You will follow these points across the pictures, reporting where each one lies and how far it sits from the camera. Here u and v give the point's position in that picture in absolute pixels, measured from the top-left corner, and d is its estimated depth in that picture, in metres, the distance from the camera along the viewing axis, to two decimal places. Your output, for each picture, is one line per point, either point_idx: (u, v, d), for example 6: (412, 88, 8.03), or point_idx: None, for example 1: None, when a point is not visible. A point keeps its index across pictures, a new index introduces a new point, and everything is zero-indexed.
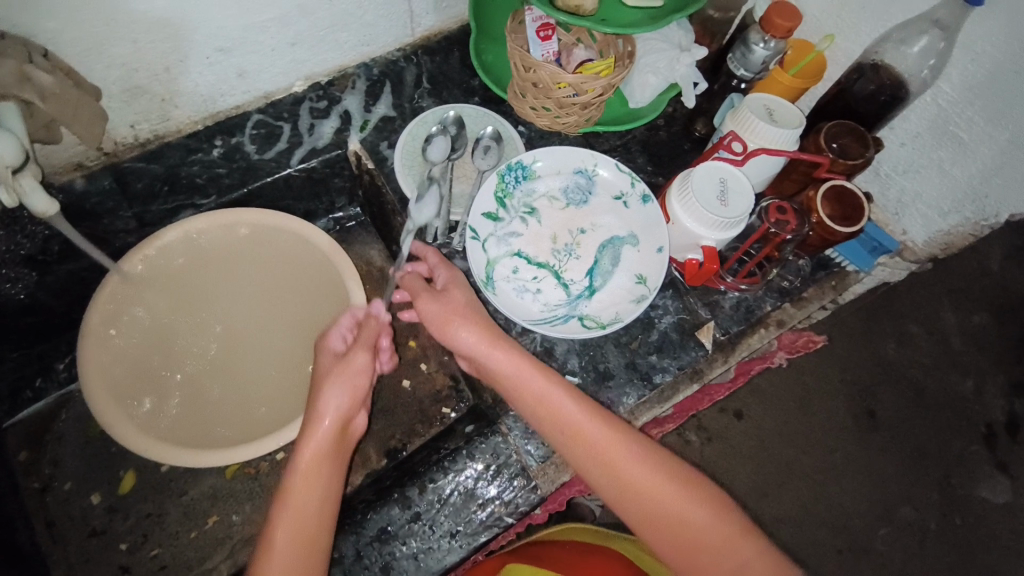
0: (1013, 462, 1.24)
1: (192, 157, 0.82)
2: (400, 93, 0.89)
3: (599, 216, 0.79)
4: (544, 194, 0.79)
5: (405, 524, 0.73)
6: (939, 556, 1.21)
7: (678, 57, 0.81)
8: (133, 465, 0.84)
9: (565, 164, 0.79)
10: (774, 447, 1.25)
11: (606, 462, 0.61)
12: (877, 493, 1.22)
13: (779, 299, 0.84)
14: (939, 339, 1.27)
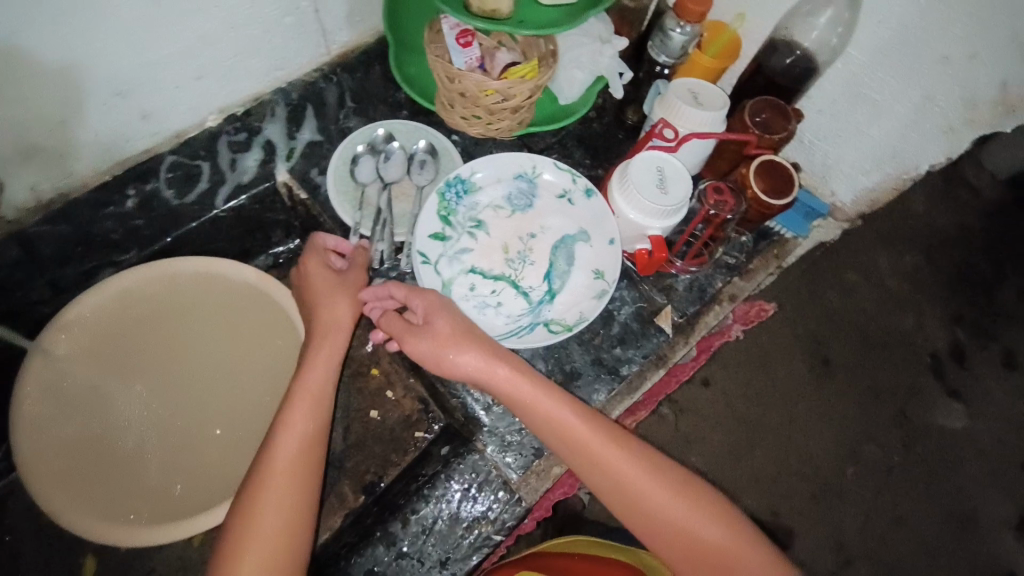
0: (961, 387, 1.33)
1: (104, 212, 0.76)
2: (324, 115, 0.86)
3: (548, 217, 0.78)
4: (489, 205, 0.78)
5: (392, 562, 0.71)
6: (909, 487, 1.26)
7: (601, 49, 0.82)
8: (93, 549, 0.78)
9: (504, 171, 0.78)
10: (743, 409, 1.27)
11: (618, 478, 0.61)
12: (843, 435, 1.27)
13: (729, 274, 0.86)
14: (879, 284, 1.37)
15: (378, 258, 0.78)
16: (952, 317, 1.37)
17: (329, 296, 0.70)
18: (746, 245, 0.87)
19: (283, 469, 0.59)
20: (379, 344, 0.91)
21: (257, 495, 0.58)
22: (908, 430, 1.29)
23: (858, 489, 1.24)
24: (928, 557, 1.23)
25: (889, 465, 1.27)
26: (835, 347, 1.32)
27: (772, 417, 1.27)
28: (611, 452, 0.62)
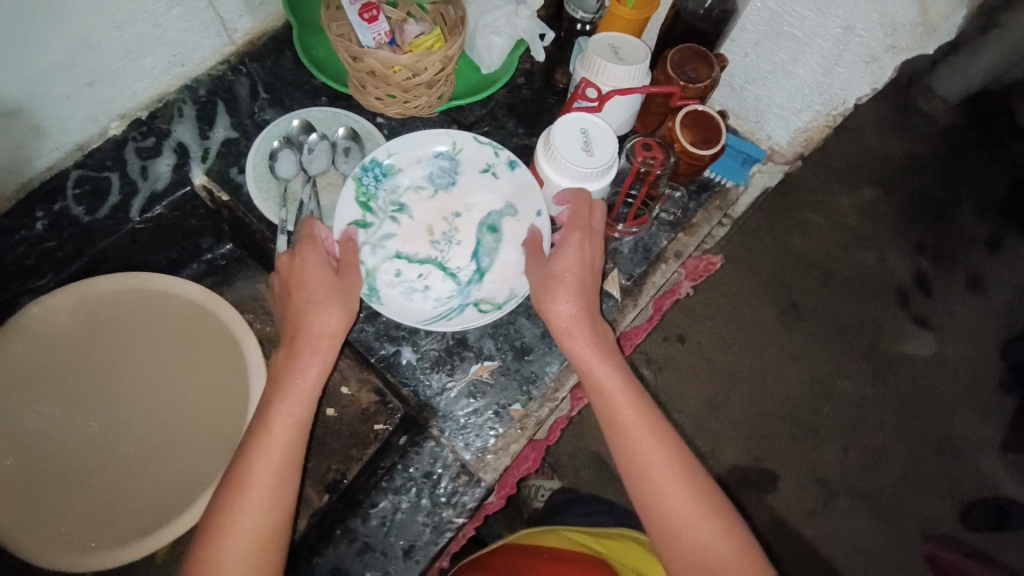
0: (928, 314, 1.36)
1: (14, 237, 0.72)
2: (237, 110, 0.82)
3: (471, 193, 0.76)
4: (410, 186, 0.75)
5: (355, 558, 0.71)
6: (886, 416, 1.28)
7: (516, 11, 0.78)
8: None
9: (423, 150, 0.75)
10: (718, 359, 1.26)
11: (629, 439, 0.60)
12: (817, 374, 1.29)
13: (672, 231, 0.85)
14: (838, 221, 1.38)
15: None
16: (912, 247, 1.39)
17: (321, 297, 0.64)
18: (686, 201, 0.87)
19: (251, 499, 0.56)
20: None
21: (225, 517, 0.55)
22: (879, 362, 1.31)
23: (835, 424, 1.26)
24: (912, 482, 1.25)
25: (863, 397, 1.29)
26: (802, 289, 1.32)
27: (748, 365, 1.27)
28: (634, 413, 0.61)
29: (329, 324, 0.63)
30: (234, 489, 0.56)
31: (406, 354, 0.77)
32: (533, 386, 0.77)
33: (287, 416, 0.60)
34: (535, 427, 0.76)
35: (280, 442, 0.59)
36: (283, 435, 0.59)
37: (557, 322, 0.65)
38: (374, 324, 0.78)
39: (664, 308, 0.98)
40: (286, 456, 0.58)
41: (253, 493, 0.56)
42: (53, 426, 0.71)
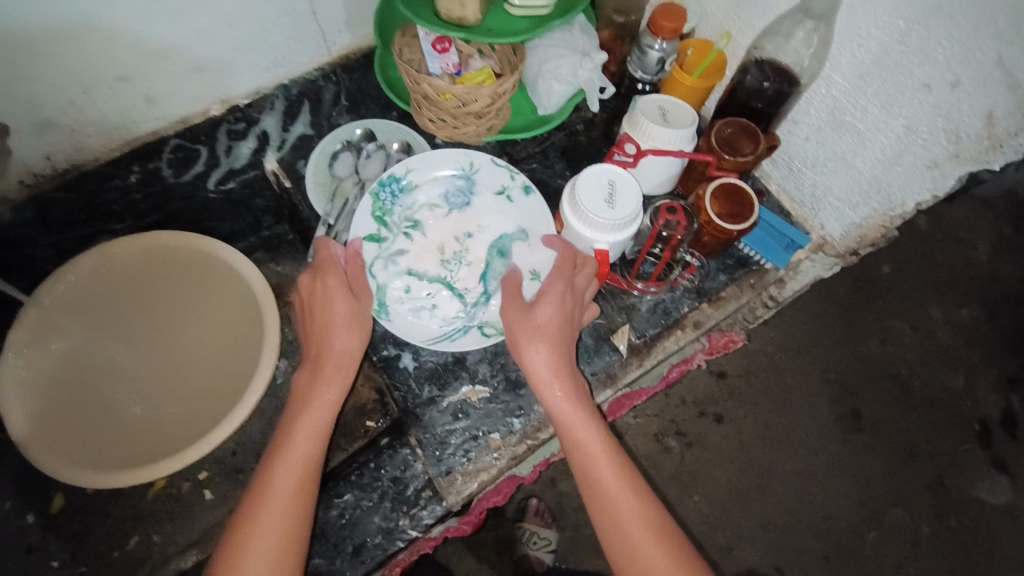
0: (1012, 460, 1.19)
1: (109, 184, 0.84)
2: (318, 112, 0.92)
3: (484, 214, 0.80)
4: (424, 205, 0.80)
5: (308, 541, 0.73)
6: (939, 564, 1.12)
7: (581, 61, 0.82)
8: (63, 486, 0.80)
9: (441, 170, 0.80)
10: (755, 450, 1.16)
11: (606, 499, 0.61)
12: (867, 496, 1.14)
13: (696, 299, 0.82)
14: (925, 333, 1.25)
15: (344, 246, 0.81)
16: (1008, 382, 1.23)
17: (343, 331, 0.69)
18: (717, 274, 0.84)
19: (266, 541, 0.58)
20: None
21: (250, 524, 0.59)
22: (942, 499, 1.15)
23: (877, 556, 1.11)
24: None
25: (917, 536, 1.13)
26: (867, 396, 1.20)
27: (789, 466, 1.15)
28: (610, 473, 0.62)
29: (348, 355, 0.69)
30: (247, 533, 0.59)
31: (405, 359, 0.80)
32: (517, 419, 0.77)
33: (296, 460, 0.62)
34: (510, 461, 0.76)
35: (291, 483, 0.61)
36: (295, 476, 0.62)
37: (533, 372, 0.66)
38: (383, 325, 0.81)
39: (674, 374, 0.98)
40: (297, 496, 0.61)
41: (264, 536, 0.58)
42: (96, 352, 0.81)
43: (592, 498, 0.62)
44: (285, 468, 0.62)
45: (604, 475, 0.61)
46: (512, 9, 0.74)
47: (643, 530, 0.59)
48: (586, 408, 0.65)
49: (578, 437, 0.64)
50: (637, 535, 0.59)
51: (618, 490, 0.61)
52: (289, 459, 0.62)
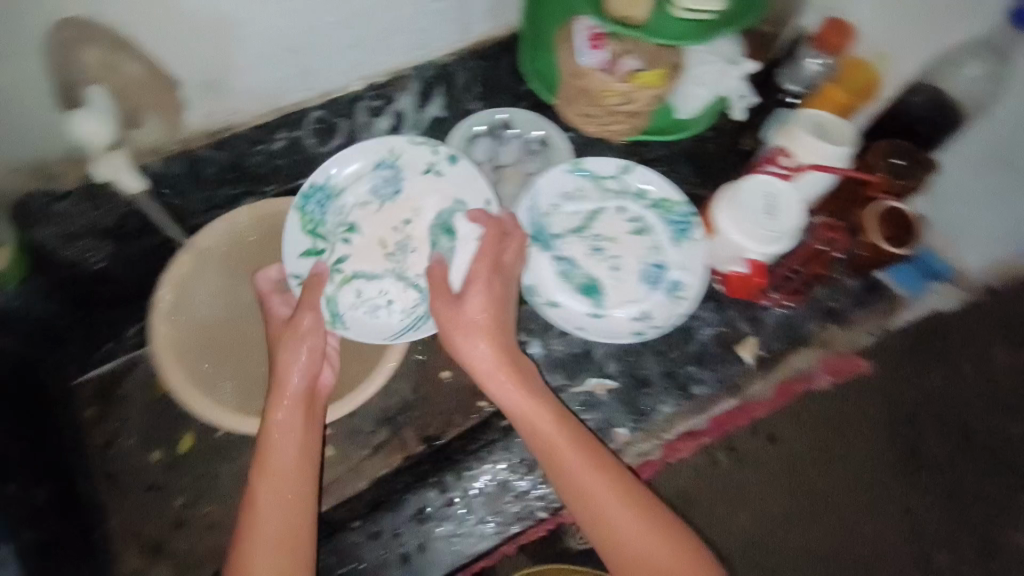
0: None
1: (256, 148, 0.86)
2: (452, 96, 0.93)
3: (413, 197, 0.80)
4: (352, 201, 0.79)
5: (440, 507, 0.77)
6: None
7: (727, 70, 0.79)
8: (191, 429, 0.86)
9: (367, 158, 0.80)
10: None
11: (591, 496, 0.62)
12: None
13: (824, 320, 0.83)
14: None
15: None
16: None
17: (300, 369, 0.68)
18: (848, 296, 0.84)
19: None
20: None
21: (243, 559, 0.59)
22: None
23: None
24: None
25: None
26: None
27: None
28: (584, 467, 0.63)
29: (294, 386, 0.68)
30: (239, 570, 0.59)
31: (535, 349, 0.83)
32: (641, 421, 0.81)
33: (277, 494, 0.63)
34: (630, 457, 0.81)
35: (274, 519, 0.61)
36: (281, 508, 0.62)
37: (502, 401, 0.67)
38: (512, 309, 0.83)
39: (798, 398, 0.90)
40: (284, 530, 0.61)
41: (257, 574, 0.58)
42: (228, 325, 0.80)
43: (572, 497, 0.63)
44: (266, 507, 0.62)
45: (585, 472, 0.63)
46: (676, 10, 0.70)
47: (630, 525, 0.60)
48: (575, 435, 0.65)
49: (553, 440, 0.65)
50: (630, 530, 0.60)
51: (602, 485, 0.62)
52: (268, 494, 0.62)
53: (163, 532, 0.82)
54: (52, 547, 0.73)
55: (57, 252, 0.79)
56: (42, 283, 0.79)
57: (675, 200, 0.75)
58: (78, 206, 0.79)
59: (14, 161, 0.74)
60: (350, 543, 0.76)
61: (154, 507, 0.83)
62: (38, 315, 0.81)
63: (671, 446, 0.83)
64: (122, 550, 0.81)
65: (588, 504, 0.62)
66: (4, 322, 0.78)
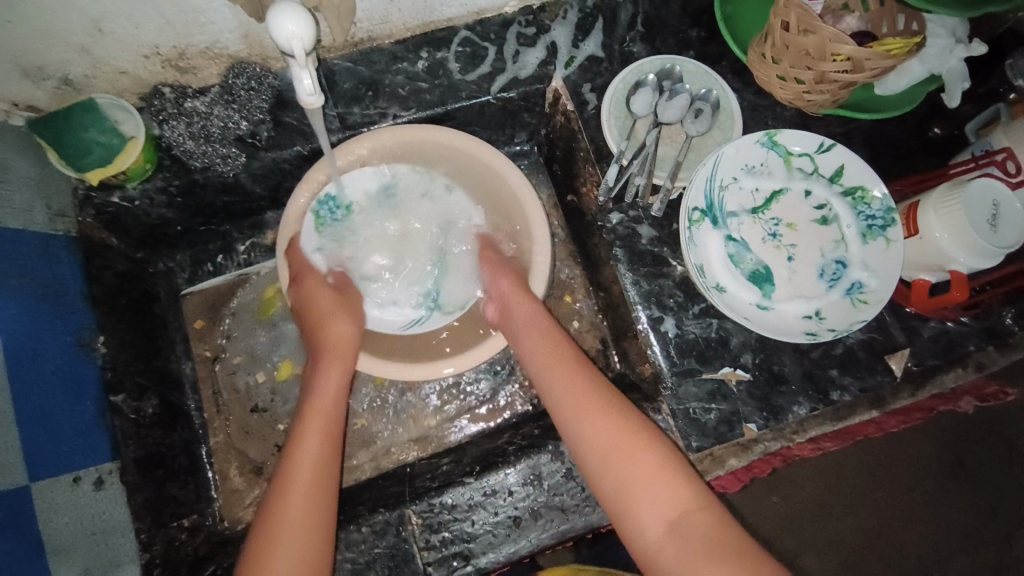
0: None
1: (397, 66, 0.78)
2: (612, 33, 0.81)
3: (410, 215, 0.84)
4: (361, 210, 0.82)
5: (555, 475, 0.71)
6: None
7: (952, 47, 0.68)
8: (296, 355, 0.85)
9: (370, 182, 0.81)
10: None
11: (623, 479, 0.60)
12: None
13: (985, 340, 0.76)
14: None
15: (632, 192, 0.77)
16: None
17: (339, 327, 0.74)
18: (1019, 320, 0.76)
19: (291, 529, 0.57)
20: (577, 273, 0.92)
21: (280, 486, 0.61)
22: None
23: None
24: None
25: None
26: None
27: None
28: (616, 449, 0.62)
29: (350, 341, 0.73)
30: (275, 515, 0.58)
31: (669, 325, 0.74)
32: (774, 419, 0.73)
33: (312, 459, 0.62)
34: (758, 455, 0.74)
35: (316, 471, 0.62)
36: (319, 453, 0.63)
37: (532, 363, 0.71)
38: (650, 283, 0.75)
39: (930, 411, 0.85)
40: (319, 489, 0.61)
41: (288, 526, 0.57)
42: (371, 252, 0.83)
43: (601, 482, 0.62)
44: (302, 458, 0.62)
45: (623, 457, 0.61)
46: None
47: (669, 503, 0.58)
48: (605, 400, 0.66)
49: (583, 427, 0.64)
50: (670, 508, 0.58)
51: (642, 466, 0.60)
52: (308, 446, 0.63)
53: (265, 455, 0.82)
54: (158, 461, 0.72)
55: (185, 153, 0.72)
56: (163, 184, 0.73)
57: (874, 192, 0.67)
58: (215, 105, 0.72)
59: (156, 40, 0.64)
60: (463, 499, 0.70)
61: (255, 429, 0.83)
62: (155, 219, 0.77)
63: (793, 446, 0.77)
64: (225, 466, 0.82)
65: (618, 486, 0.60)
66: (121, 222, 0.74)
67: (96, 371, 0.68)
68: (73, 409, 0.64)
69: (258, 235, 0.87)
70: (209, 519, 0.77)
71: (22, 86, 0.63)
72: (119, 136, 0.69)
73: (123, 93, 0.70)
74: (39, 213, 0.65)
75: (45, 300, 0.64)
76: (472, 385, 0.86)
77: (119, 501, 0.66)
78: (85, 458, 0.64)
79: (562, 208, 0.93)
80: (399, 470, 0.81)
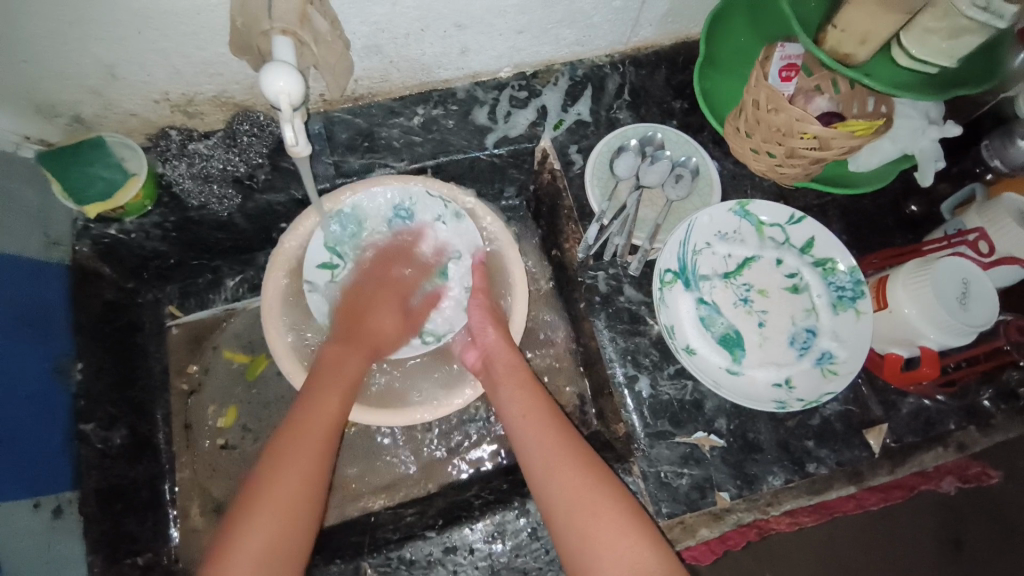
0: None
1: (393, 120, 0.82)
2: (599, 100, 0.85)
3: (422, 240, 0.83)
4: (371, 232, 0.82)
5: (520, 534, 0.69)
6: None
7: (924, 129, 0.71)
8: (274, 391, 0.86)
9: (382, 202, 0.81)
10: None
11: (589, 542, 0.59)
12: None
13: (965, 418, 0.75)
14: None
15: (611, 251, 0.79)
16: None
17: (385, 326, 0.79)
18: (996, 401, 0.75)
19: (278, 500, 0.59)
20: (558, 325, 0.93)
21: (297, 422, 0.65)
22: None
23: None
24: None
25: None
26: None
27: None
28: (584, 514, 0.60)
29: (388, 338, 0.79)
30: (274, 469, 0.61)
31: (643, 385, 0.74)
32: (748, 488, 0.71)
33: (320, 429, 0.65)
34: (730, 526, 0.72)
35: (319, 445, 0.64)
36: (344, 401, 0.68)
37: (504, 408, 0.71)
38: (626, 341, 0.76)
39: (913, 491, 0.83)
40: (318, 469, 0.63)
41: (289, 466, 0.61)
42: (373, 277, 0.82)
43: (565, 538, 0.60)
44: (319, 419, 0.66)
45: (591, 528, 0.59)
46: (899, 57, 0.67)
47: (625, 566, 0.57)
48: (574, 453, 0.65)
49: (555, 481, 0.63)
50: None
51: (610, 533, 0.58)
52: (324, 409, 0.66)
53: (228, 493, 0.81)
54: (119, 494, 0.71)
55: (184, 192, 0.76)
56: (160, 219, 0.76)
57: (843, 264, 0.68)
58: (217, 148, 0.76)
59: (167, 86, 0.68)
60: (423, 554, 0.67)
61: (224, 466, 0.82)
62: (149, 251, 0.79)
63: (769, 519, 0.74)
64: (188, 504, 0.80)
65: (580, 541, 0.59)
66: (115, 253, 0.77)
67: (68, 398, 0.68)
68: (43, 434, 0.64)
69: (247, 270, 0.90)
70: (165, 557, 0.75)
71: (36, 120, 0.67)
72: (122, 172, 0.73)
73: (131, 133, 0.74)
74: (35, 240, 0.68)
75: (29, 324, 0.66)
76: (446, 433, 0.86)
77: (74, 534, 0.65)
78: (49, 484, 0.64)
79: (546, 262, 0.95)
80: (364, 518, 0.79)
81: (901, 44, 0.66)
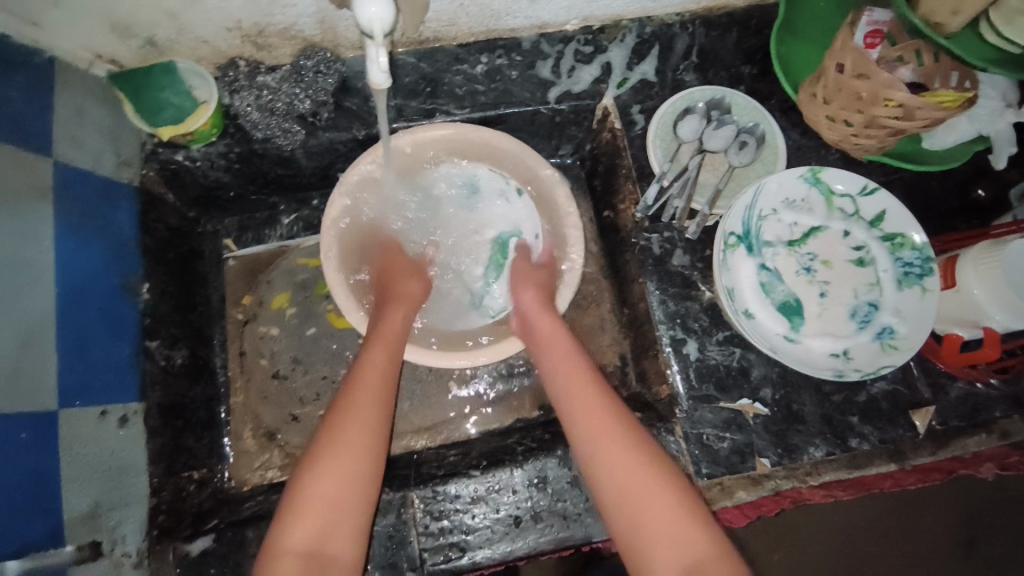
0: None
1: (457, 67, 0.81)
2: (666, 60, 0.83)
3: (488, 215, 0.88)
4: (444, 201, 0.87)
5: (562, 483, 0.70)
6: None
7: (1002, 110, 0.69)
8: (322, 328, 0.87)
9: (456, 173, 0.86)
10: None
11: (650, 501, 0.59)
12: None
13: (1012, 407, 0.74)
14: None
15: (670, 213, 0.78)
16: None
17: (409, 285, 0.79)
18: None
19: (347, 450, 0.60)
20: (604, 286, 0.93)
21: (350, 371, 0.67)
22: None
23: None
24: None
25: None
26: None
27: None
28: (643, 476, 0.60)
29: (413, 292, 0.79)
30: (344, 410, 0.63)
31: (691, 348, 0.74)
32: (789, 457, 0.72)
33: (376, 381, 0.66)
34: (768, 492, 0.73)
35: (379, 397, 0.65)
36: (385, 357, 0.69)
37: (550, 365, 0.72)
38: (677, 304, 0.75)
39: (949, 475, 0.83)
40: (380, 418, 0.64)
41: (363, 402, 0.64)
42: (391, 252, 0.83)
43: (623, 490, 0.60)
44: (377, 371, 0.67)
45: (652, 493, 0.59)
46: (988, 33, 0.64)
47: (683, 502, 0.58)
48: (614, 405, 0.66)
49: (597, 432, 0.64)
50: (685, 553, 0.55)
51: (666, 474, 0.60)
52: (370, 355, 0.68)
53: (277, 422, 0.84)
54: (178, 412, 0.74)
55: (250, 124, 0.76)
56: (225, 149, 0.77)
57: (914, 239, 0.67)
58: (284, 82, 0.76)
59: (240, 15, 0.68)
60: (466, 491, 0.70)
61: (273, 396, 0.85)
62: (211, 182, 0.80)
63: (804, 490, 0.75)
64: (239, 428, 0.83)
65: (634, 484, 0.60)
66: (178, 181, 0.78)
67: (136, 315, 0.71)
68: (112, 345, 0.67)
69: (302, 210, 0.91)
70: (216, 476, 0.79)
71: (109, 40, 0.68)
72: (192, 100, 0.74)
73: (201, 62, 0.74)
74: (108, 160, 0.70)
75: (103, 241, 0.67)
76: (488, 382, 0.87)
77: (138, 442, 0.68)
78: (115, 395, 0.66)
79: (596, 222, 0.95)
80: (405, 455, 0.82)
81: (991, 22, 0.63)
